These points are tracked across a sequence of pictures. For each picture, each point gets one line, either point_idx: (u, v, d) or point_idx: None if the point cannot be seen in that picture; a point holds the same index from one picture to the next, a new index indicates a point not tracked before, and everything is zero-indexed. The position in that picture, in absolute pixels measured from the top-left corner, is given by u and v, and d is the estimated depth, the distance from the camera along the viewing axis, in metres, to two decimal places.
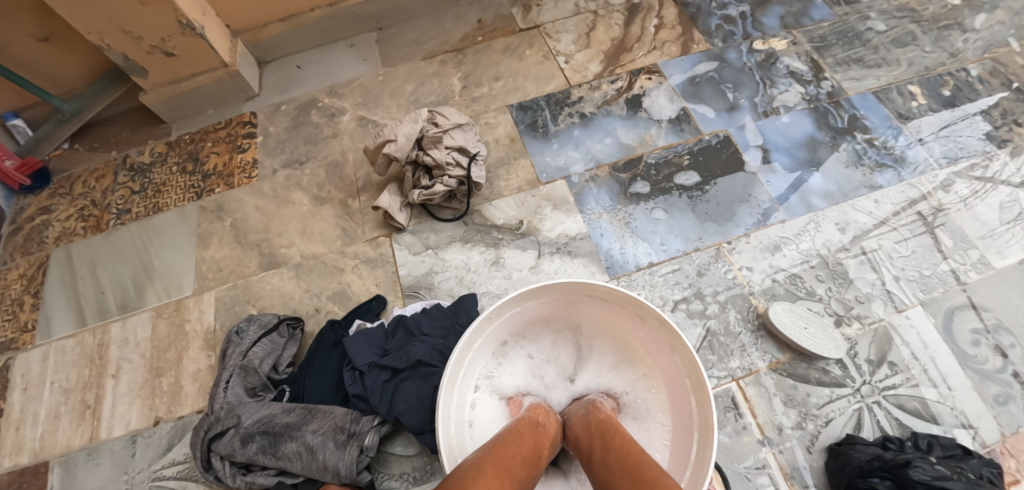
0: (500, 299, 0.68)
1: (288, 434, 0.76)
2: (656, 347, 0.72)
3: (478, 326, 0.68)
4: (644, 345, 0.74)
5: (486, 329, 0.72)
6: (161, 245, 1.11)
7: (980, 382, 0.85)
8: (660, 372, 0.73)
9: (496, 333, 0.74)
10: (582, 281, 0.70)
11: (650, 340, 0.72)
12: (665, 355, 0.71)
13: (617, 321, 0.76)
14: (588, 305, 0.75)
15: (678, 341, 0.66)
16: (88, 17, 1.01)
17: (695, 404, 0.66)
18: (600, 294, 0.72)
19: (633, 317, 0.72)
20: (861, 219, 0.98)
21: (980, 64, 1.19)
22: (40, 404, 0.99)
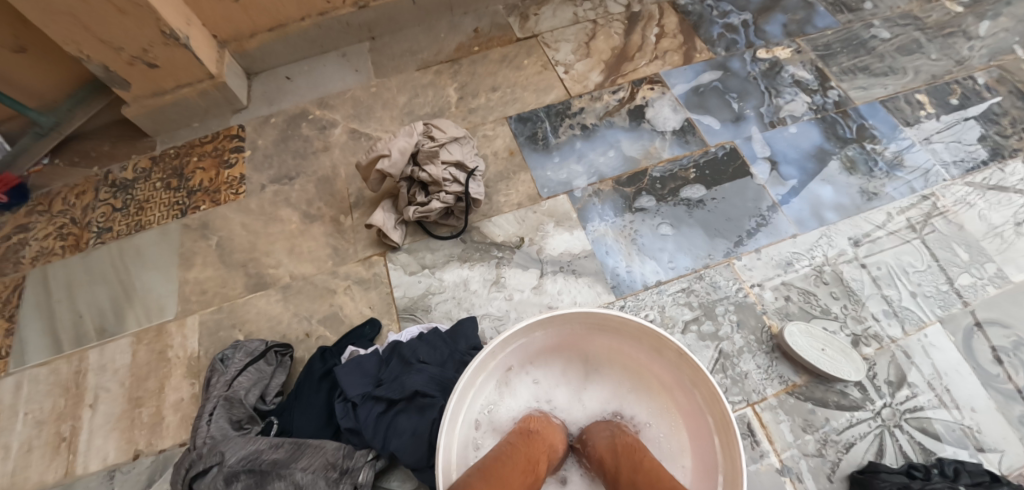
0: (509, 329, 0.64)
1: (276, 473, 0.70)
2: (673, 381, 0.69)
3: (482, 359, 0.65)
4: (659, 378, 0.71)
5: (492, 361, 0.68)
6: (141, 265, 1.05)
7: (1004, 403, 0.82)
8: (676, 405, 0.70)
9: (503, 362, 0.70)
10: (595, 311, 0.66)
11: (667, 374, 0.69)
12: (685, 391, 0.68)
13: (630, 352, 0.72)
14: (602, 335, 0.72)
15: (700, 376, 0.63)
16: (64, 27, 0.96)
17: (719, 445, 0.62)
18: (615, 325, 0.69)
19: (649, 349, 0.69)
20: (876, 234, 0.94)
21: (987, 72, 1.17)
22: (11, 436, 0.93)
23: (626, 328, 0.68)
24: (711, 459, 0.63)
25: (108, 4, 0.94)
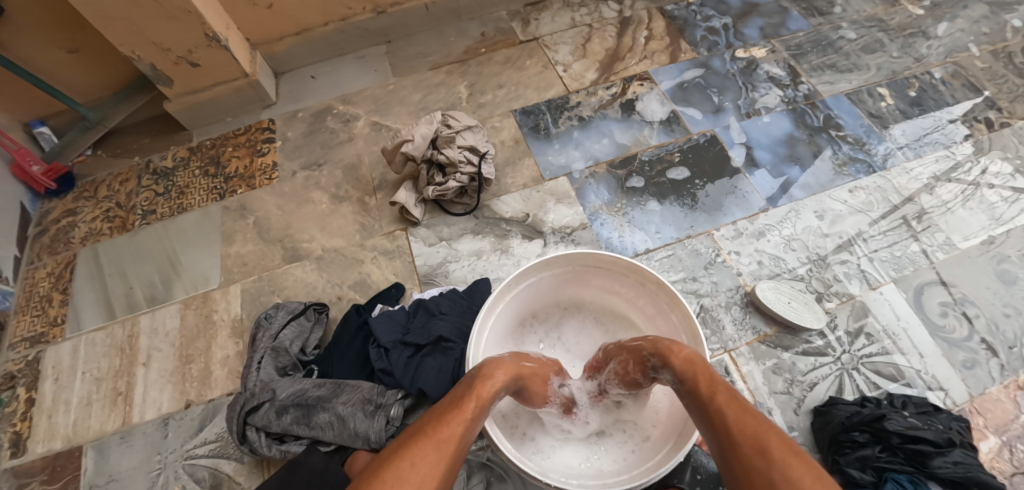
0: (519, 269, 0.76)
1: (320, 406, 0.82)
2: (655, 310, 0.80)
3: (501, 293, 0.76)
4: (643, 310, 0.83)
5: (507, 297, 0.79)
6: (184, 242, 1.17)
7: (949, 349, 0.94)
8: (656, 332, 0.81)
9: (511, 303, 0.81)
10: (591, 252, 0.78)
11: (650, 305, 0.81)
12: (664, 316, 0.78)
13: (620, 291, 0.84)
14: (596, 276, 0.84)
15: (676, 301, 0.74)
16: (121, 30, 1.09)
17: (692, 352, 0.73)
18: (605, 265, 0.80)
19: (635, 284, 0.80)
20: (838, 206, 1.08)
21: (943, 68, 1.32)
22: (72, 392, 1.04)
23: (611, 267, 0.79)
24: None
25: (161, 9, 1.07)
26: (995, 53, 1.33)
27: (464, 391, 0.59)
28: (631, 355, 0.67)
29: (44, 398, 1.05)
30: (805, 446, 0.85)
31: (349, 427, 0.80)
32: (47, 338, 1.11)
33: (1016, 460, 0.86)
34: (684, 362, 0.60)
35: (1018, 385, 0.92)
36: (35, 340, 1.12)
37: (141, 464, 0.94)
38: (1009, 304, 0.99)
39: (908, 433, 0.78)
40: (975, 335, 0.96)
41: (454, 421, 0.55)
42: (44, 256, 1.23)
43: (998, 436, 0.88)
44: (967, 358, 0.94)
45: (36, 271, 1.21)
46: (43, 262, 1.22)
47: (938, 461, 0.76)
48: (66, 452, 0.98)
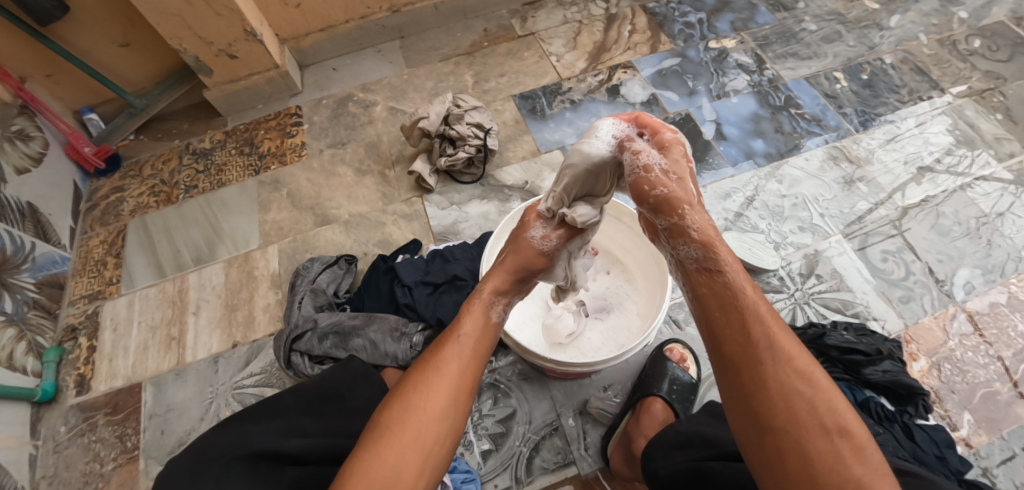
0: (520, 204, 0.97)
1: (355, 333, 0.97)
2: (631, 242, 1.00)
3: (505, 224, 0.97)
4: (621, 245, 1.03)
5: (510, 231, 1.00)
6: (226, 212, 1.33)
7: (888, 287, 1.11)
8: (632, 260, 1.01)
9: None
10: None
11: (626, 239, 1.00)
12: (636, 245, 0.99)
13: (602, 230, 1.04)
14: None
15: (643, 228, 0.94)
16: (173, 26, 1.25)
17: (657, 268, 0.93)
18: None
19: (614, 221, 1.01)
20: (795, 172, 1.25)
21: (894, 54, 1.49)
22: (129, 339, 1.19)
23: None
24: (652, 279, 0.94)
25: (209, 8, 1.24)
26: (941, 41, 1.51)
27: (461, 318, 0.68)
28: (670, 196, 0.64)
29: (104, 345, 1.20)
30: None
31: (380, 349, 0.96)
32: (103, 295, 1.26)
33: (944, 376, 1.02)
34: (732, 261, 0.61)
35: (948, 315, 1.08)
36: (93, 296, 1.26)
37: (196, 394, 1.09)
38: (942, 252, 1.16)
39: (844, 346, 0.94)
40: (911, 276, 1.12)
41: (457, 345, 0.64)
42: (96, 227, 1.38)
43: (929, 358, 1.04)
44: (904, 294, 1.10)
45: (90, 240, 1.36)
46: (96, 232, 1.37)
47: (870, 368, 0.92)
48: (127, 388, 1.13)
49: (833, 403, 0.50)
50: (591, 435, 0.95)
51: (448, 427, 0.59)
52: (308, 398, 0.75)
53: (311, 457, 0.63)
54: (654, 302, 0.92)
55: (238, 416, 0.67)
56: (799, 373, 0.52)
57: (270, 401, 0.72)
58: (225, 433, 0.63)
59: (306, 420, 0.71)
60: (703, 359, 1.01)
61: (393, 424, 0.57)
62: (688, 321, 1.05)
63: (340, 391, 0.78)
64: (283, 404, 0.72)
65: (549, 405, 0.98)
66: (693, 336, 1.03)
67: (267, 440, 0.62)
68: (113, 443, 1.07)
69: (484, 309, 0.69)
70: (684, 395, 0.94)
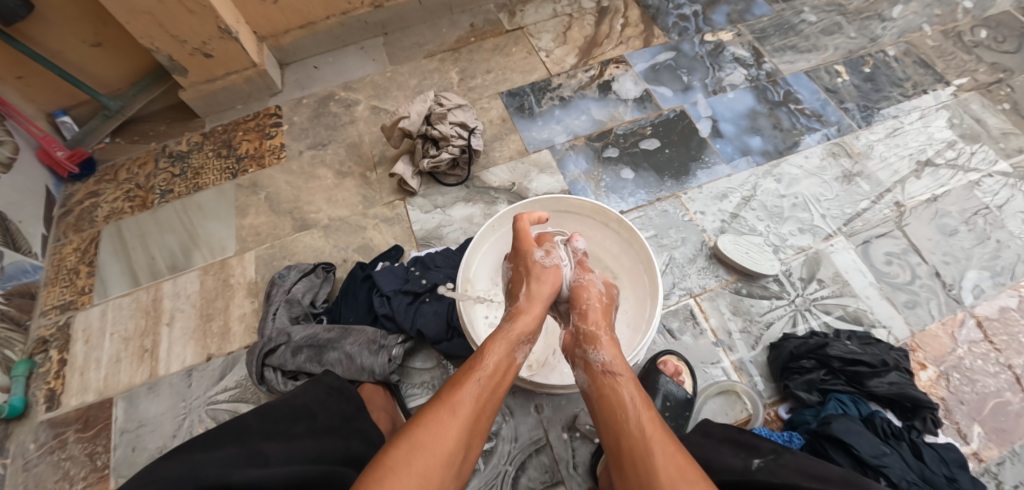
0: (500, 210, 0.92)
1: (330, 346, 0.92)
2: (619, 249, 0.95)
3: (483, 232, 0.92)
4: (610, 251, 0.97)
5: (490, 238, 0.96)
6: (203, 216, 1.28)
7: (892, 292, 1.05)
8: (622, 268, 0.96)
9: (495, 245, 0.97)
10: (560, 197, 0.93)
11: (614, 245, 0.96)
12: (625, 251, 0.94)
13: (590, 235, 0.98)
14: (569, 222, 0.98)
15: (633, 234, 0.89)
16: (143, 24, 1.20)
17: (647, 276, 0.88)
18: (576, 209, 0.95)
19: (600, 227, 0.95)
20: (794, 171, 1.20)
21: (896, 47, 1.44)
22: (101, 351, 1.14)
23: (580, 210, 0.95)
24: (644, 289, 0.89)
25: (181, 5, 1.18)
26: (945, 32, 1.45)
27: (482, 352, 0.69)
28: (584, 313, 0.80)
29: (75, 358, 1.15)
30: (762, 377, 0.95)
31: (357, 363, 0.91)
32: (75, 305, 1.21)
33: (952, 387, 0.97)
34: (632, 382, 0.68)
35: (955, 321, 1.03)
36: (65, 306, 1.21)
37: (168, 409, 1.05)
38: (948, 253, 1.11)
39: (847, 357, 0.89)
40: (916, 279, 1.07)
41: (471, 388, 0.63)
42: (70, 233, 1.33)
43: (936, 367, 0.99)
44: (909, 299, 1.05)
45: (62, 248, 1.31)
46: (69, 239, 1.32)
47: (875, 381, 0.87)
48: (98, 403, 1.08)
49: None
50: (580, 451, 0.90)
51: (452, 476, 0.56)
52: (274, 419, 0.69)
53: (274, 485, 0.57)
54: (645, 313, 0.86)
55: (191, 441, 0.60)
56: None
57: (232, 423, 0.65)
58: (173, 463, 0.56)
59: (269, 443, 0.64)
60: (698, 370, 0.96)
61: (399, 466, 0.53)
62: (682, 330, 1.00)
63: (310, 409, 0.73)
64: (246, 425, 0.65)
65: (536, 421, 0.93)
66: (688, 345, 0.98)
67: (220, 471, 0.56)
68: (83, 462, 1.02)
69: (506, 345, 0.71)
70: (677, 413, 0.88)
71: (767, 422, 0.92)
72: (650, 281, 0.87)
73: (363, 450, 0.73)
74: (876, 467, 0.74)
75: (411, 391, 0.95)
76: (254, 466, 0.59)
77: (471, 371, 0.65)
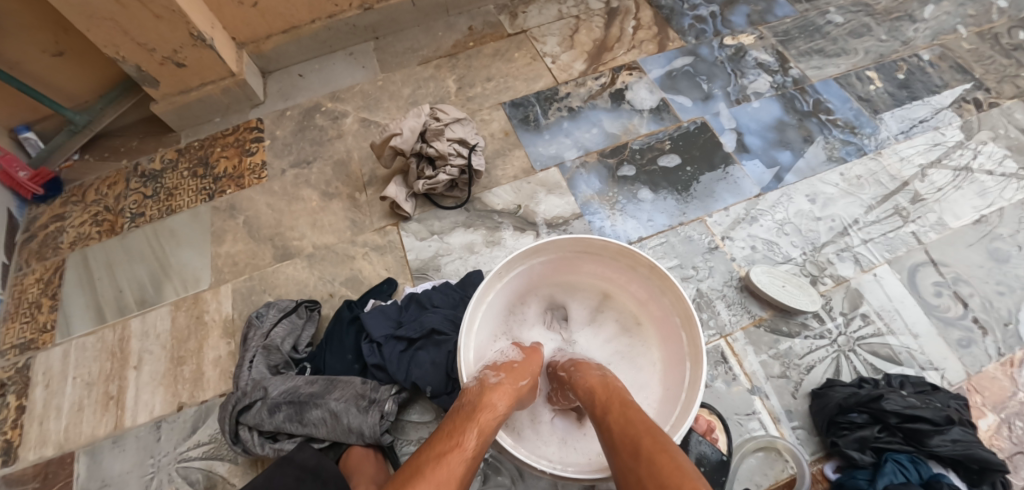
0: (511, 254, 0.74)
1: (313, 402, 0.81)
2: (647, 296, 0.80)
3: (490, 282, 0.74)
4: (637, 295, 0.83)
5: (497, 285, 0.78)
6: (175, 244, 1.16)
7: (944, 328, 0.94)
8: (650, 316, 0.82)
9: (503, 290, 0.80)
10: (581, 237, 0.77)
11: (643, 290, 0.80)
12: (657, 300, 0.79)
13: (614, 275, 0.83)
14: (588, 261, 0.83)
15: (669, 285, 0.73)
16: (105, 31, 1.08)
17: (685, 336, 0.73)
18: (597, 250, 0.79)
19: (627, 269, 0.80)
20: (829, 190, 1.08)
21: (931, 50, 1.32)
22: (63, 398, 1.03)
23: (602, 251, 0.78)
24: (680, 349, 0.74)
25: (146, 9, 1.06)
26: (982, 34, 1.33)
27: (469, 424, 0.58)
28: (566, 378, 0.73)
29: (33, 405, 1.03)
30: (803, 429, 0.85)
31: (343, 423, 0.79)
32: (36, 345, 1.10)
33: (1015, 437, 0.86)
34: (587, 391, 0.67)
35: (1015, 361, 0.92)
36: (24, 346, 1.10)
37: (134, 467, 0.93)
38: (1002, 282, 0.99)
39: (905, 412, 0.78)
40: (969, 313, 0.96)
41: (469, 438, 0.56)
42: (32, 262, 1.21)
43: (995, 413, 0.88)
44: (963, 336, 0.94)
45: (25, 277, 1.19)
46: (31, 268, 1.20)
47: (937, 440, 0.76)
48: (57, 459, 0.97)
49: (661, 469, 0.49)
50: None
51: None
52: None
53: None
54: (682, 382, 0.71)
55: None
56: (639, 454, 0.52)
57: None
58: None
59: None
60: (732, 423, 0.85)
61: None
62: (711, 375, 0.89)
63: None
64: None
65: (548, 484, 0.82)
66: (720, 393, 0.87)
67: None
68: None
69: (502, 398, 0.63)
70: (713, 479, 0.77)
71: (812, 483, 0.81)
72: (689, 341, 0.72)
73: None
74: None
75: (407, 449, 0.84)
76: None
77: (471, 424, 0.58)
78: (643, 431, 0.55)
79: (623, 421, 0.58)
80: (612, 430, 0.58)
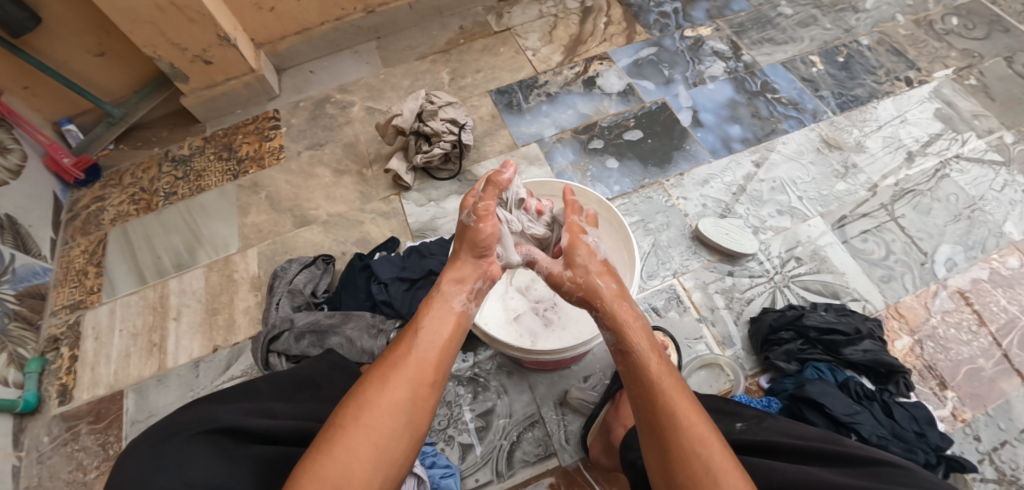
0: None
1: (332, 331, 0.97)
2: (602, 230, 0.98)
3: None
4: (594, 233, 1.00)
5: None
6: (206, 217, 1.33)
7: (868, 267, 1.11)
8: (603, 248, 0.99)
9: None
10: (545, 182, 0.98)
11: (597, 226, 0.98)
12: (608, 231, 0.97)
13: None
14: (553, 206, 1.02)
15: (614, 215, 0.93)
16: (145, 33, 1.25)
17: (628, 255, 0.91)
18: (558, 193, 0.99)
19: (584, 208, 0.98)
20: (773, 156, 1.26)
21: (870, 36, 1.49)
22: (111, 347, 1.18)
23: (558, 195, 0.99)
24: (623, 266, 0.92)
25: (181, 14, 1.24)
26: (917, 21, 1.51)
27: (420, 315, 0.69)
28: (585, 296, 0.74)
29: (85, 354, 1.18)
30: (744, 350, 1.00)
31: (357, 346, 0.95)
32: (85, 304, 1.24)
33: (927, 354, 1.01)
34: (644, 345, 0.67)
35: (929, 293, 1.08)
36: (74, 306, 1.24)
37: (177, 399, 1.09)
38: (922, 230, 1.16)
39: (822, 326, 0.95)
40: (891, 255, 1.12)
41: (417, 344, 0.64)
42: (77, 237, 1.36)
43: (911, 336, 1.03)
44: (884, 274, 1.10)
45: (70, 250, 1.34)
46: (76, 242, 1.35)
47: (850, 349, 0.92)
48: (109, 396, 1.11)
49: (728, 469, 0.55)
50: (571, 425, 0.95)
51: (404, 425, 0.58)
52: (281, 385, 0.70)
53: (281, 436, 0.59)
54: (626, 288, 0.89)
55: (206, 398, 0.62)
56: (698, 439, 0.57)
57: (242, 386, 0.67)
58: (190, 412, 0.57)
59: (278, 403, 0.66)
60: (683, 345, 1.01)
61: (348, 422, 0.56)
62: (667, 308, 1.06)
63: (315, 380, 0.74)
64: (256, 389, 0.67)
65: (529, 398, 0.97)
66: (673, 321, 1.04)
67: (235, 416, 0.58)
68: (96, 451, 1.05)
69: (445, 301, 0.71)
70: None
71: (750, 392, 0.96)
72: (630, 257, 0.90)
73: None
74: (848, 424, 0.79)
75: None
76: (263, 418, 0.60)
77: (416, 332, 0.65)
78: (702, 417, 0.59)
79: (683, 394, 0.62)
80: (669, 400, 0.60)
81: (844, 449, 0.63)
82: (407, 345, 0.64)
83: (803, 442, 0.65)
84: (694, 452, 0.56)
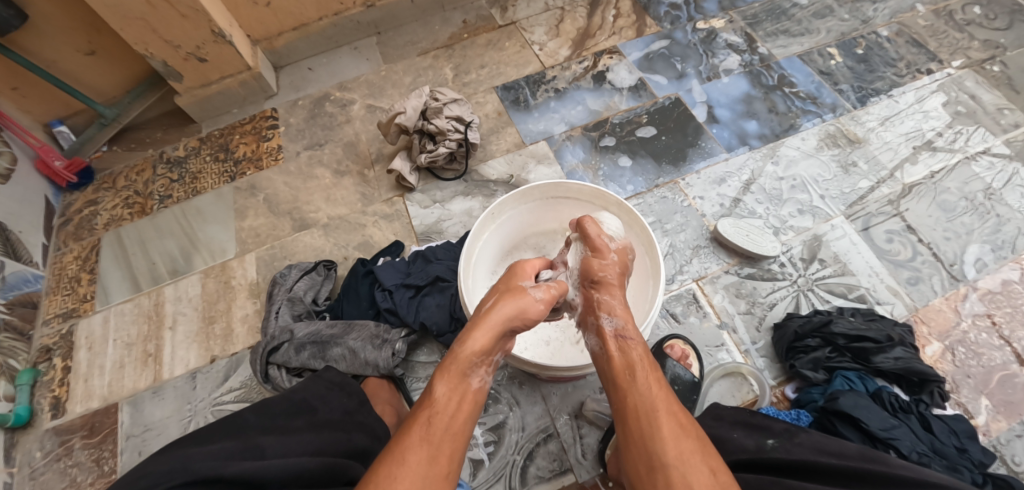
0: (498, 199, 0.93)
1: (334, 342, 0.92)
2: None
3: (483, 221, 0.92)
4: None
5: (489, 227, 0.95)
6: (202, 221, 1.28)
7: (894, 269, 1.06)
8: None
9: (496, 233, 0.97)
10: (559, 182, 0.94)
11: None
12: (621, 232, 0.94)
13: None
14: (567, 206, 0.99)
15: (634, 220, 0.90)
16: (137, 30, 1.20)
17: (648, 260, 0.89)
18: (573, 194, 0.95)
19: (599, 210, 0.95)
20: (792, 152, 1.21)
21: (889, 28, 1.43)
22: (105, 357, 1.13)
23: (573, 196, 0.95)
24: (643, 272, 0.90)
25: (173, 9, 1.18)
26: (937, 12, 1.45)
27: (433, 388, 0.64)
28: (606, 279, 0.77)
29: (78, 365, 1.13)
30: (767, 358, 0.96)
31: (361, 357, 0.91)
32: (77, 313, 1.19)
33: (957, 360, 0.97)
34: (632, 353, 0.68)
35: (958, 296, 1.03)
36: (66, 315, 1.19)
37: (173, 413, 1.04)
38: (949, 229, 1.11)
39: (851, 333, 0.90)
40: (917, 256, 1.07)
41: (428, 423, 0.59)
42: (69, 242, 1.31)
43: (941, 341, 0.98)
44: (911, 276, 1.05)
45: (63, 256, 1.29)
46: (69, 248, 1.30)
47: (880, 357, 0.87)
48: (102, 409, 1.06)
49: (696, 449, 0.56)
50: (587, 438, 0.90)
51: None
52: (272, 414, 0.66)
53: (269, 479, 0.55)
54: (648, 296, 0.87)
55: (181, 440, 0.58)
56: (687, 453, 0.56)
57: (229, 419, 0.63)
58: (164, 460, 0.53)
59: (266, 437, 0.61)
60: (704, 353, 0.97)
61: None
62: (686, 313, 1.01)
63: (310, 404, 0.70)
64: (244, 422, 0.63)
65: (542, 410, 0.93)
66: (692, 328, 0.99)
67: (213, 464, 0.53)
68: (91, 467, 1.00)
69: (463, 372, 0.65)
70: (684, 396, 0.89)
71: (774, 402, 0.92)
72: (651, 262, 0.87)
73: (366, 443, 0.71)
74: (885, 440, 0.75)
75: (416, 384, 0.96)
76: (249, 460, 0.56)
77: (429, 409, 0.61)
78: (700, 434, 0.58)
79: (655, 382, 0.64)
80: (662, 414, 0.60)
81: (889, 470, 0.58)
82: (420, 423, 0.59)
83: (842, 461, 0.60)
84: (670, 440, 0.57)
